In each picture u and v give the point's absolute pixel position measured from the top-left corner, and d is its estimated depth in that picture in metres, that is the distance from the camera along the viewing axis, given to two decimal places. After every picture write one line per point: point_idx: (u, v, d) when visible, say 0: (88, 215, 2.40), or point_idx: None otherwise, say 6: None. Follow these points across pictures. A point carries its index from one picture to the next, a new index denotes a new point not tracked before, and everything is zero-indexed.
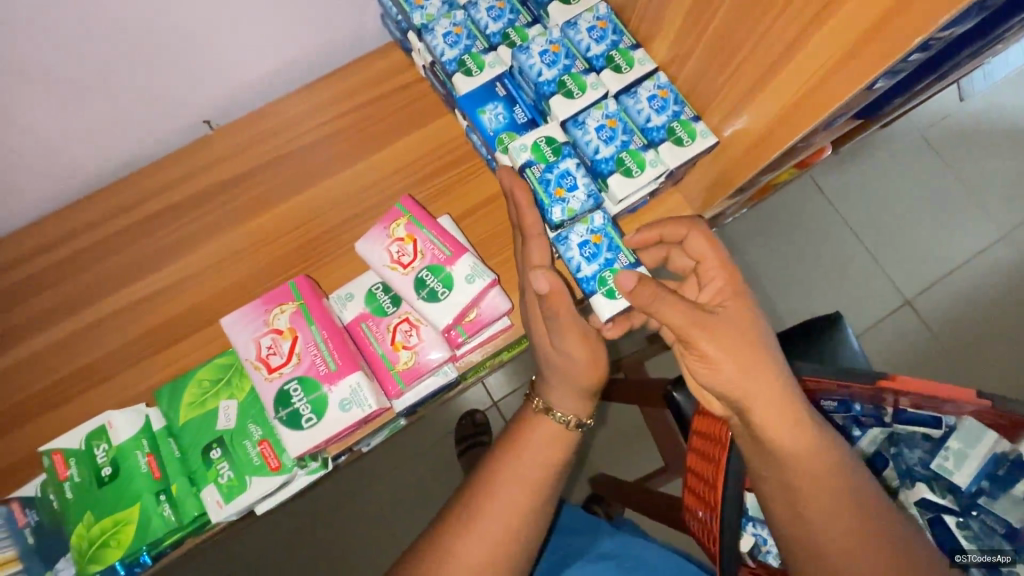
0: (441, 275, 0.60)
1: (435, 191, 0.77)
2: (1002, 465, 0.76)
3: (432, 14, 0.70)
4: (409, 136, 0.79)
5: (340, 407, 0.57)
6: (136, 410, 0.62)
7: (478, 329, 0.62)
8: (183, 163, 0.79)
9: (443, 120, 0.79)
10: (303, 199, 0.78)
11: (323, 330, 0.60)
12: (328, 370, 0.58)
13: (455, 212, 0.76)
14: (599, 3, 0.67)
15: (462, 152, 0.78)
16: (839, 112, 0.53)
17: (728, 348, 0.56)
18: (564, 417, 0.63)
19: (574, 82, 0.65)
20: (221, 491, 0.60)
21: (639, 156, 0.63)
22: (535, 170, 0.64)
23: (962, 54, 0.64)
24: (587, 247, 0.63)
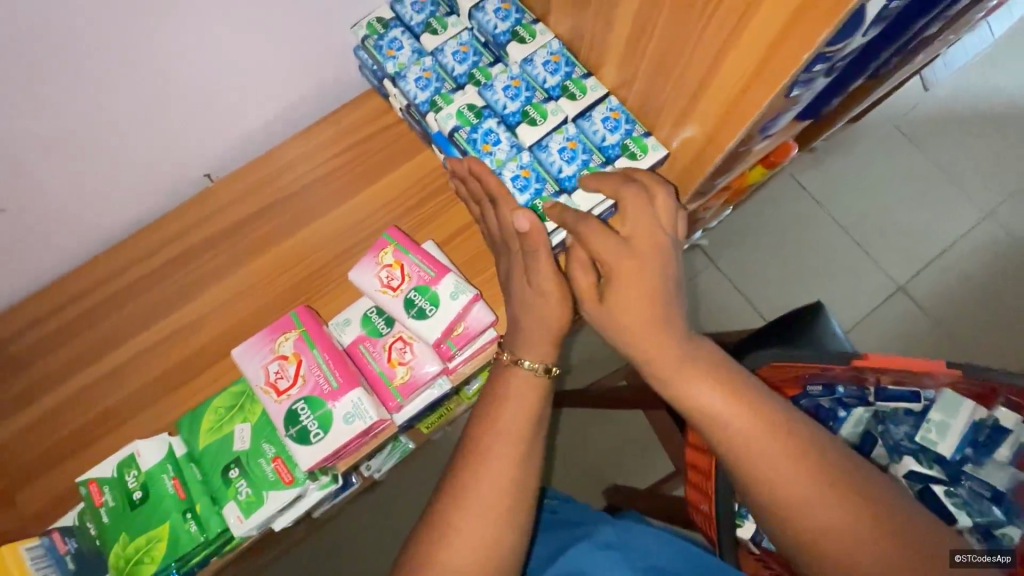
0: (428, 294, 0.66)
1: (422, 220, 0.83)
2: (982, 431, 0.82)
3: (403, 63, 0.77)
4: (394, 172, 0.86)
5: (344, 421, 0.62)
6: (160, 438, 0.67)
7: (466, 341, 0.67)
8: (190, 213, 0.86)
9: (422, 156, 0.86)
10: (303, 237, 0.84)
11: (324, 353, 0.65)
12: (331, 388, 0.63)
13: (439, 237, 0.82)
14: (551, 40, 0.74)
15: (443, 182, 0.85)
16: (767, 118, 0.59)
17: (636, 319, 0.60)
18: (534, 365, 0.66)
19: (536, 111, 0.72)
20: (241, 507, 0.64)
21: (598, 172, 0.70)
22: (463, 133, 0.72)
23: (887, 54, 0.71)
24: (520, 180, 0.71)
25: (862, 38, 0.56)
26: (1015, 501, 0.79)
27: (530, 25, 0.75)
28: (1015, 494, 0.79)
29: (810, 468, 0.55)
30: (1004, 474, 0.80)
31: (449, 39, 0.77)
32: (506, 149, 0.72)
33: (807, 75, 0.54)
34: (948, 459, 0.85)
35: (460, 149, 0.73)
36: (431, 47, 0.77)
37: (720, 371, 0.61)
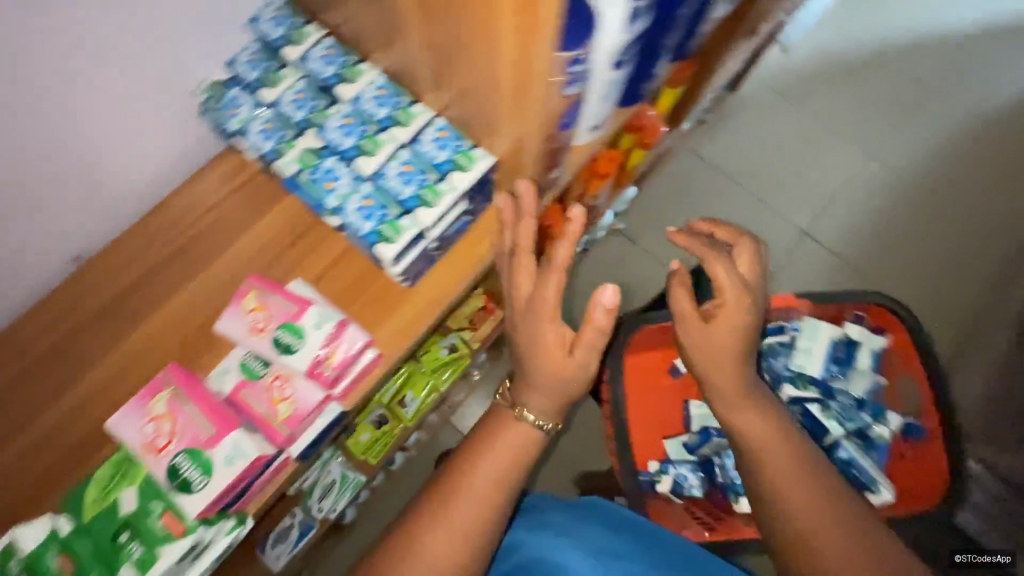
0: (292, 329, 0.68)
1: (293, 262, 0.83)
2: (839, 347, 1.03)
3: (245, 117, 0.80)
4: (259, 222, 0.85)
5: (224, 464, 0.64)
6: (39, 520, 0.65)
7: (343, 366, 0.70)
8: (52, 304, 0.81)
9: (285, 201, 0.86)
10: (178, 304, 0.81)
11: (199, 405, 0.66)
12: (208, 436, 0.65)
13: (311, 275, 0.82)
14: (376, 75, 0.78)
15: (309, 223, 0.84)
16: (564, 113, 0.67)
17: (715, 354, 0.72)
18: (537, 421, 0.73)
19: (369, 142, 0.74)
20: (135, 566, 0.64)
21: (435, 188, 0.72)
22: (304, 175, 0.74)
23: (676, 37, 0.82)
24: (362, 210, 0.72)
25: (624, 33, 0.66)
26: (874, 402, 1.02)
27: (354, 65, 0.79)
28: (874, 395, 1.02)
29: (814, 494, 0.61)
30: (867, 380, 1.02)
31: (286, 89, 0.80)
32: (347, 183, 0.73)
33: (577, 73, 0.61)
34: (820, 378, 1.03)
35: (304, 191, 0.74)
36: (270, 99, 0.80)
37: (770, 416, 0.70)
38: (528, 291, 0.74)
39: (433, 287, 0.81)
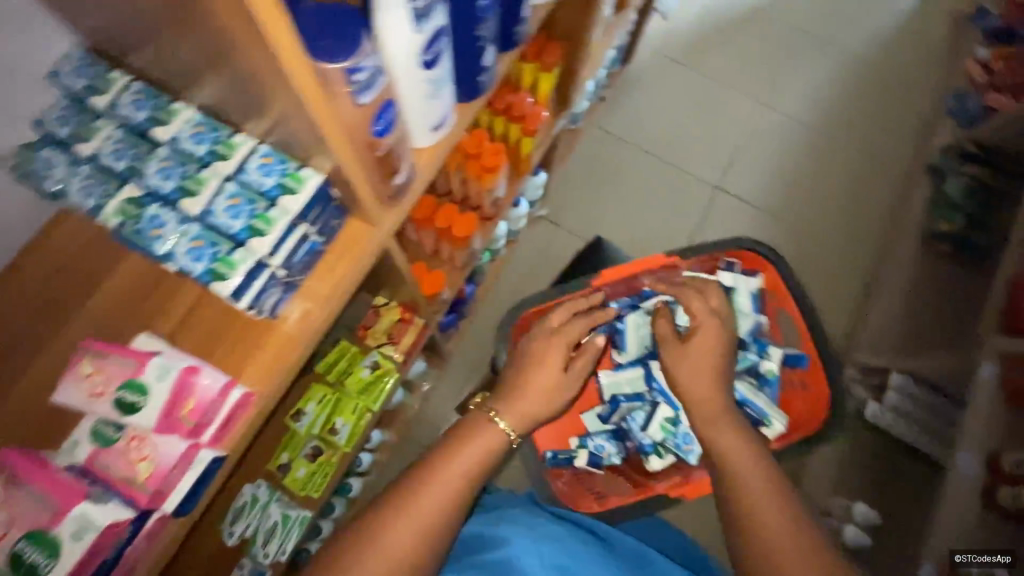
0: (135, 387, 0.66)
1: (147, 318, 0.78)
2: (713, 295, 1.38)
3: (62, 178, 0.73)
4: (105, 283, 0.79)
5: (73, 539, 0.61)
6: None
7: (201, 413, 0.69)
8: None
9: (126, 261, 0.80)
10: (25, 390, 0.74)
11: (40, 484, 0.62)
12: (51, 515, 0.60)
13: (167, 328, 0.78)
14: (192, 111, 0.76)
15: (158, 275, 0.79)
16: (382, 108, 0.66)
17: (691, 371, 1.05)
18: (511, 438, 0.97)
19: (192, 181, 0.72)
20: None
21: (265, 216, 0.72)
22: (127, 226, 0.71)
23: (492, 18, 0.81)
24: (192, 251, 0.71)
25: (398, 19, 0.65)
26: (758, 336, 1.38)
27: (168, 106, 0.76)
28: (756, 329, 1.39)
29: (762, 483, 0.85)
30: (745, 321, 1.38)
31: (102, 140, 0.75)
32: (174, 227, 0.71)
33: (377, 63, 0.60)
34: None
35: (132, 243, 0.72)
36: (88, 153, 0.75)
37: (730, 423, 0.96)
38: (563, 350, 1.12)
39: (297, 314, 0.80)
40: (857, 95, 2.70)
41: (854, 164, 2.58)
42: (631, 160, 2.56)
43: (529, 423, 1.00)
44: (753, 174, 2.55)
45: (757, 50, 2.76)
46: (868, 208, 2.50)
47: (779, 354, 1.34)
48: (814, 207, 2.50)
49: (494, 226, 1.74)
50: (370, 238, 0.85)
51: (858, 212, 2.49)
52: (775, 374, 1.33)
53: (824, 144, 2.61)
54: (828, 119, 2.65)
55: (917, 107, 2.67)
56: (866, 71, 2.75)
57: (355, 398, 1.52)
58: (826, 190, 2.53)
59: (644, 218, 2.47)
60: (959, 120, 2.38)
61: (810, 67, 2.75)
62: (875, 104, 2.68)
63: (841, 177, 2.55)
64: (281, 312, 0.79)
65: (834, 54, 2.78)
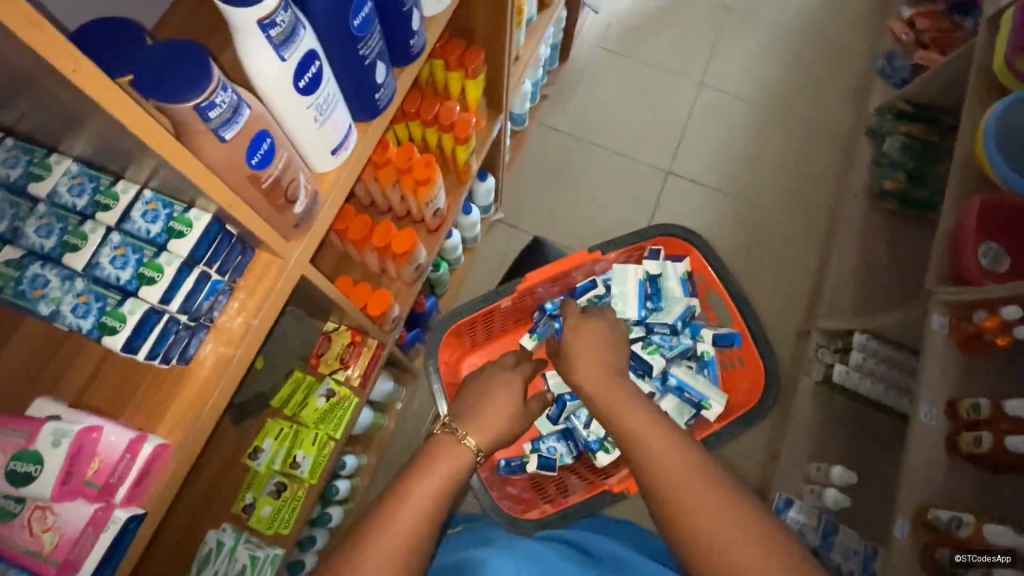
0: (28, 456, 0.63)
1: (50, 382, 0.75)
2: (646, 286, 1.47)
3: None
4: (4, 349, 0.76)
5: None
6: None
7: (107, 475, 0.66)
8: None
9: (26, 325, 0.77)
10: None
11: None
12: None
13: (72, 389, 0.75)
14: (69, 164, 0.74)
15: (59, 335, 0.77)
16: (254, 139, 0.65)
17: (579, 367, 1.11)
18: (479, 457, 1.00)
19: (74, 235, 0.71)
20: None
21: (154, 263, 0.71)
22: (9, 290, 0.69)
23: (374, 34, 0.80)
24: (78, 307, 0.69)
25: (263, 51, 0.64)
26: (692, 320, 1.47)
27: (43, 159, 0.74)
28: (692, 314, 1.48)
29: (676, 452, 0.84)
30: (678, 307, 1.46)
31: None
32: (58, 285, 0.70)
33: (232, 95, 0.59)
34: (640, 319, 1.47)
35: (18, 306, 0.70)
36: None
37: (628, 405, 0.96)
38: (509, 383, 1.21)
39: (211, 359, 0.76)
40: (793, 66, 2.75)
41: (798, 134, 2.62)
42: (581, 153, 2.56)
43: (492, 444, 1.05)
44: (701, 154, 2.58)
45: (689, 32, 2.82)
46: (817, 174, 2.54)
47: (712, 335, 1.44)
48: (765, 180, 2.54)
49: (440, 237, 1.71)
50: (281, 272, 0.81)
51: (807, 180, 2.54)
52: (710, 354, 1.46)
53: (766, 117, 2.65)
54: (767, 92, 2.70)
55: (854, 72, 2.72)
56: (799, 42, 2.80)
57: (314, 432, 1.50)
58: (774, 162, 2.57)
59: (600, 210, 2.48)
60: (891, 80, 2.45)
61: (746, 43, 2.79)
62: (811, 73, 2.74)
63: (787, 147, 2.60)
64: (189, 359, 0.76)
65: (768, 28, 2.83)
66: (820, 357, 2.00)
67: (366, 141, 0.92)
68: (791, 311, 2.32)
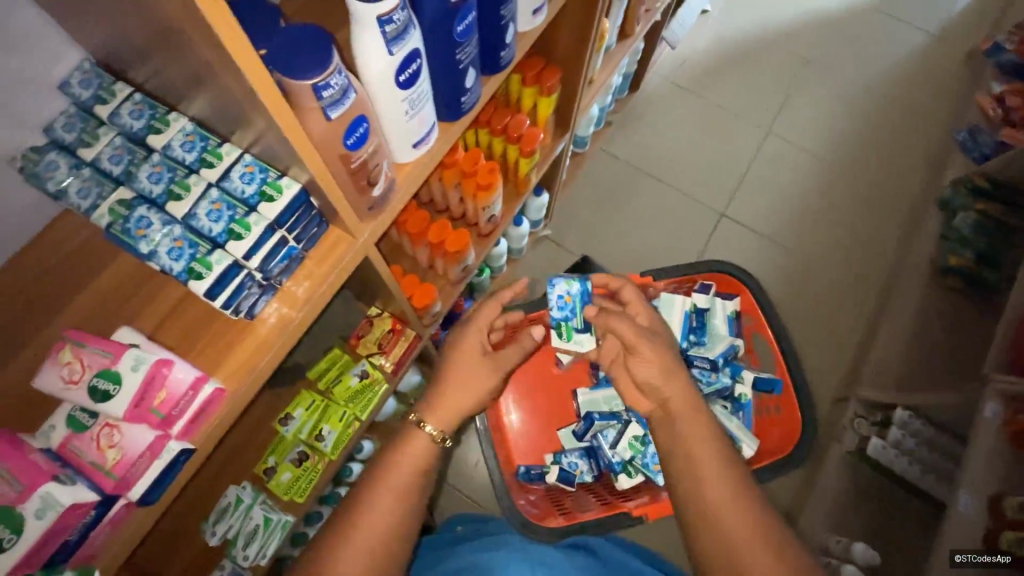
0: (110, 376, 0.70)
1: (132, 314, 0.83)
2: (693, 318, 1.46)
3: (62, 180, 0.81)
4: (100, 276, 0.85)
5: (35, 516, 0.62)
6: None
7: (172, 405, 0.72)
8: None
9: (119, 258, 0.87)
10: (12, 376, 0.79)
11: (13, 464, 0.64)
12: (16, 493, 0.62)
13: (150, 323, 0.83)
14: (185, 123, 0.81)
15: (147, 273, 0.85)
16: (354, 122, 0.71)
17: (649, 362, 1.10)
18: (435, 436, 1.03)
19: (179, 186, 0.78)
20: None
21: (244, 221, 0.76)
22: (117, 226, 0.76)
23: (471, 42, 0.85)
24: (173, 250, 0.75)
25: (377, 44, 0.69)
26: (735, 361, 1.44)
27: (163, 116, 0.82)
28: (734, 355, 1.45)
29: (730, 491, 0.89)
30: (722, 345, 1.44)
31: (103, 147, 0.82)
32: (159, 228, 0.76)
33: (344, 80, 0.65)
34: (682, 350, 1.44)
35: (120, 241, 0.77)
36: (89, 158, 0.82)
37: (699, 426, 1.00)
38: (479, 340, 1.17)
39: (274, 318, 0.83)
40: (868, 127, 2.70)
41: (862, 196, 2.56)
42: (638, 184, 2.58)
43: (455, 420, 1.07)
44: (758, 201, 2.55)
45: (763, 79, 2.81)
46: (876, 241, 2.47)
47: (752, 379, 1.42)
48: (819, 237, 2.48)
49: (490, 243, 1.77)
50: (348, 248, 0.88)
51: (865, 244, 2.47)
52: (748, 398, 1.43)
53: (830, 174, 2.60)
54: (835, 149, 2.65)
55: (930, 143, 2.65)
56: (877, 104, 2.75)
57: (340, 414, 1.54)
58: (833, 219, 2.51)
59: (647, 242, 2.48)
60: (973, 155, 2.36)
61: (819, 98, 2.76)
62: (885, 136, 2.67)
63: (849, 207, 2.54)
64: (257, 315, 0.83)
65: (845, 86, 2.79)
66: (856, 428, 1.91)
67: (444, 142, 0.98)
68: (830, 373, 2.25)
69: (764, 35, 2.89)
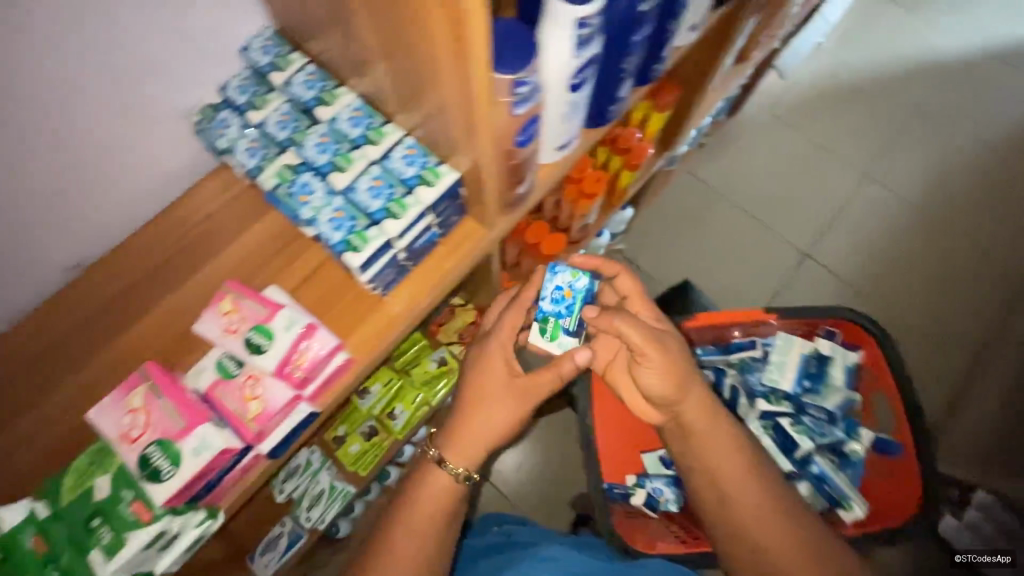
0: (264, 331, 0.74)
1: (272, 272, 0.88)
2: (810, 362, 1.18)
3: (233, 138, 0.86)
4: (246, 232, 0.91)
5: (193, 454, 0.65)
6: (21, 502, 0.63)
7: (311, 369, 0.74)
8: (48, 315, 0.87)
9: (267, 217, 0.92)
10: (162, 312, 0.87)
11: (173, 399, 0.67)
12: (178, 428, 0.65)
13: (289, 283, 0.87)
14: (352, 98, 0.84)
15: (290, 235, 0.90)
16: (530, 120, 0.70)
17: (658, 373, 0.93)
18: (455, 470, 0.90)
19: (343, 158, 0.80)
20: (103, 551, 0.62)
21: (402, 202, 0.77)
22: (282, 189, 0.80)
23: (637, 55, 0.84)
24: (333, 220, 0.78)
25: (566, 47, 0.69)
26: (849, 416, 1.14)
27: (332, 90, 0.86)
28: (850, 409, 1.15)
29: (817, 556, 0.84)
30: (838, 396, 1.16)
31: (271, 112, 0.87)
32: (321, 196, 0.79)
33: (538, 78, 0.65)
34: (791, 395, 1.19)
35: (283, 204, 0.81)
36: (257, 120, 0.87)
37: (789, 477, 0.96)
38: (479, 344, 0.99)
39: (405, 297, 0.86)
40: (985, 189, 2.50)
41: (965, 257, 2.38)
42: (722, 210, 2.51)
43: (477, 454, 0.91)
44: (847, 246, 2.43)
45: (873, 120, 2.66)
46: (974, 308, 2.30)
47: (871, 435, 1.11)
48: (910, 294, 2.33)
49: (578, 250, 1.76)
50: (480, 240, 0.89)
51: (960, 310, 2.30)
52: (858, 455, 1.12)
53: (932, 229, 2.44)
54: (941, 204, 2.48)
55: None
56: (997, 162, 2.55)
57: (414, 399, 1.55)
58: (928, 277, 2.36)
59: (722, 271, 2.40)
60: None
61: (932, 148, 2.59)
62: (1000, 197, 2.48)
63: (948, 267, 2.37)
64: (390, 292, 0.86)
65: (963, 138, 2.61)
66: None
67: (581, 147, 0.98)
68: None
69: (883, 75, 2.73)
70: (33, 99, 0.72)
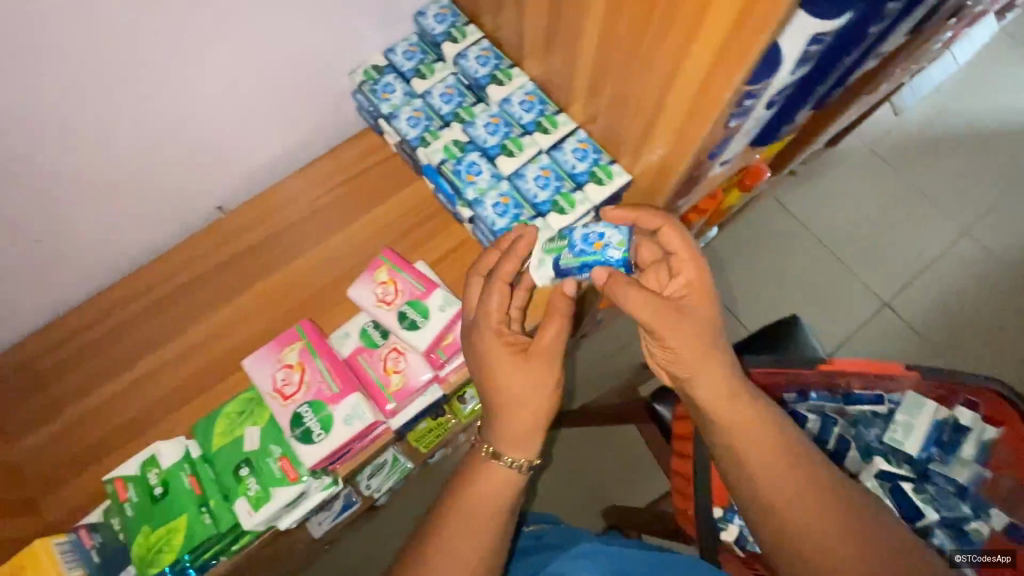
0: (419, 307, 0.72)
1: (414, 244, 0.88)
2: (945, 430, 0.77)
3: (396, 104, 0.85)
4: (392, 199, 0.91)
5: (344, 422, 0.66)
6: (179, 440, 0.68)
7: (454, 351, 0.72)
8: (200, 243, 0.90)
9: (412, 187, 0.92)
10: (300, 264, 0.88)
11: (327, 363, 0.69)
12: (331, 393, 0.67)
13: (429, 258, 0.87)
14: (526, 81, 0.82)
15: (433, 210, 0.90)
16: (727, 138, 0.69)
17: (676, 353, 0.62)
18: (514, 462, 0.62)
19: (513, 143, 0.78)
20: (249, 502, 0.65)
21: (570, 197, 0.75)
22: (449, 165, 0.79)
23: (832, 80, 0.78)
24: (497, 204, 0.77)
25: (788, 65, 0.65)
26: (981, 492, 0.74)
27: (507, 69, 0.83)
28: None
29: None
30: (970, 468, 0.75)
31: (437, 83, 0.85)
32: (487, 179, 0.78)
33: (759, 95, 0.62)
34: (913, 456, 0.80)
35: (448, 180, 0.80)
36: (421, 90, 0.85)
37: None
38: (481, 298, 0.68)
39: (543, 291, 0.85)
40: None
41: None
42: None
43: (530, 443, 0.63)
44: None
45: None
46: None
47: None
48: None
49: None
50: None
51: None
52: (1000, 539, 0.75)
53: None
54: None
55: None
56: None
57: None
58: None
59: None
60: None
61: None
62: None
63: None
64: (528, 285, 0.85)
65: None
66: None
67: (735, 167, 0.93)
68: None
69: None
70: (232, 44, 0.72)
